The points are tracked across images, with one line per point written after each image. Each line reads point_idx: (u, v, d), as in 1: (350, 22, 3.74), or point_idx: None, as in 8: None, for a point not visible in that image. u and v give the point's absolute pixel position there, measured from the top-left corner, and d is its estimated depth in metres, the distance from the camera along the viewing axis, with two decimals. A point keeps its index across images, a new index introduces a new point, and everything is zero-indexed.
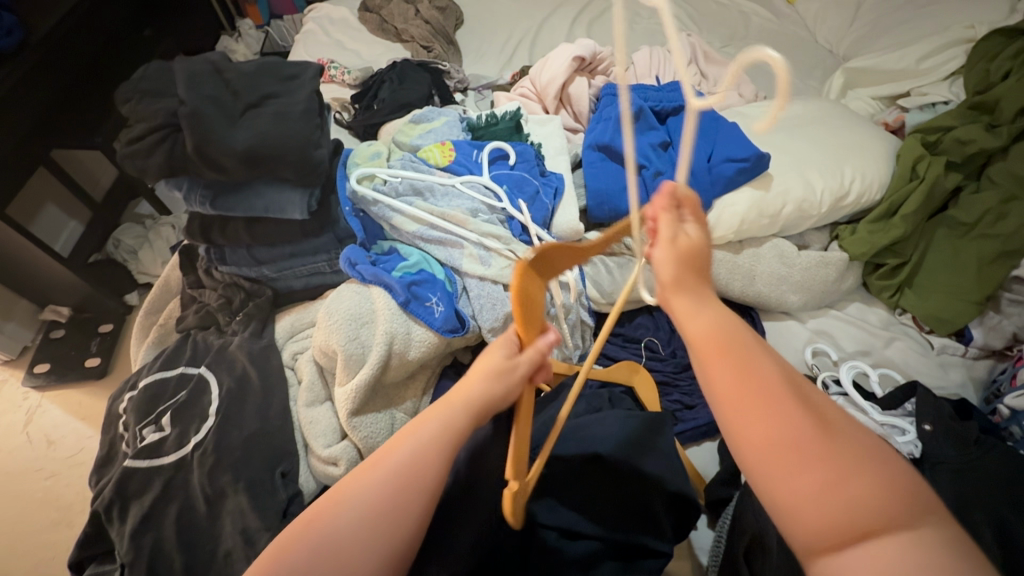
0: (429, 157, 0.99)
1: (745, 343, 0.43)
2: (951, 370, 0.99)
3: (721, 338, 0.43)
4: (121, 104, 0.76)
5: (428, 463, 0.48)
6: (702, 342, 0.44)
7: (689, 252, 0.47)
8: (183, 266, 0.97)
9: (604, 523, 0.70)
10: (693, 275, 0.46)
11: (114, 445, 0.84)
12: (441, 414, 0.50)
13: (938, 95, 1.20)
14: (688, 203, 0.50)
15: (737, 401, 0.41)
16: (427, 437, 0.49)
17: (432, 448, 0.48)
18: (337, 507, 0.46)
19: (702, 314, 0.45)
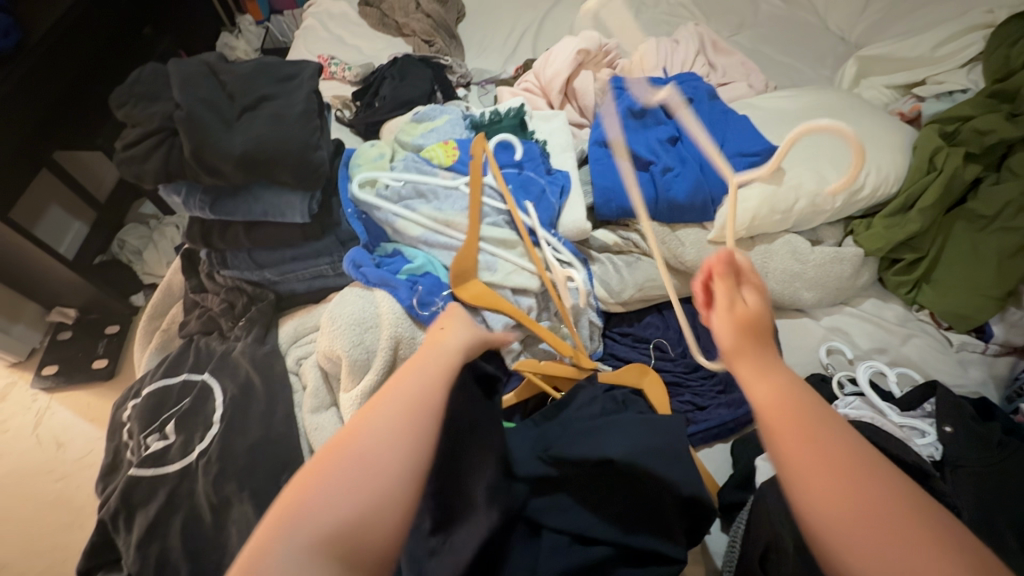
0: (432, 156, 0.96)
1: (814, 412, 0.43)
2: (970, 368, 0.97)
3: (788, 406, 0.43)
4: (116, 109, 0.75)
5: (434, 388, 0.48)
6: (769, 408, 0.44)
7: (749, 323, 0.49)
8: (184, 270, 0.96)
9: (613, 531, 0.69)
10: (755, 342, 0.48)
11: (118, 453, 0.84)
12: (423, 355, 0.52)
13: (956, 83, 1.16)
14: (748, 276, 0.52)
15: (811, 472, 0.39)
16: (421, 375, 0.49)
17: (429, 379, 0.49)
18: (359, 441, 0.42)
19: (767, 382, 0.45)
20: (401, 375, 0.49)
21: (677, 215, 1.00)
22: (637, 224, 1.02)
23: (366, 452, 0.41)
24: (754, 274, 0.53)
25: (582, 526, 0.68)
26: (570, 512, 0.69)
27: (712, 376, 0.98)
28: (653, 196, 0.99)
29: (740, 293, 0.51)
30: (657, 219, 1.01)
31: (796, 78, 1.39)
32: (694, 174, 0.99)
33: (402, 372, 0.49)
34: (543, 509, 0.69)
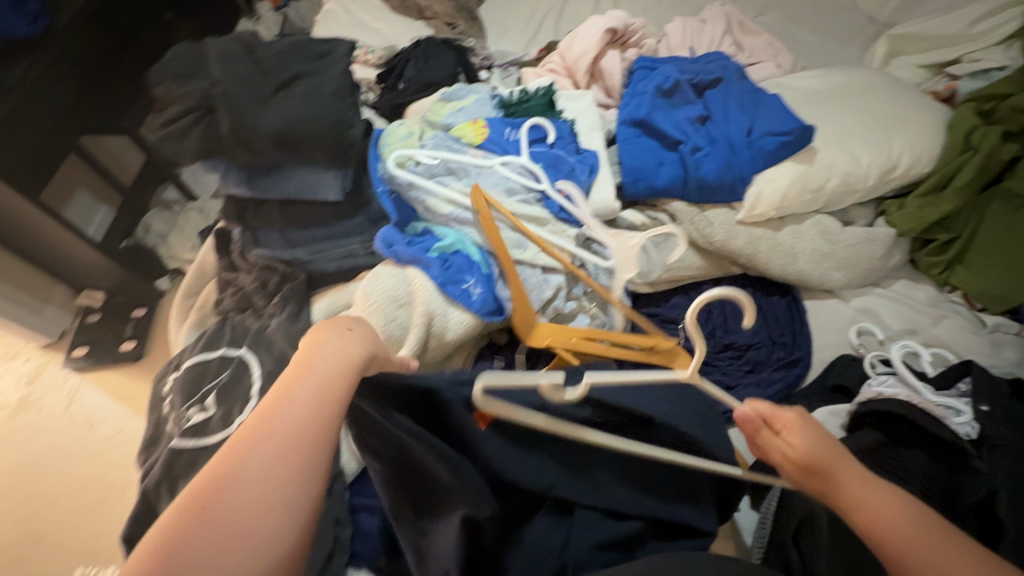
0: (462, 135, 0.97)
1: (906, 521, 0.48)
2: (1004, 349, 0.94)
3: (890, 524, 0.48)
4: (154, 87, 0.76)
5: (308, 424, 0.43)
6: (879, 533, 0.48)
7: (813, 456, 0.54)
8: (217, 249, 0.97)
9: (646, 502, 0.69)
10: (822, 472, 0.53)
11: (159, 425, 0.86)
12: (285, 391, 0.45)
13: (992, 62, 1.13)
14: (773, 420, 0.58)
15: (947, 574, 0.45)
16: (274, 426, 0.43)
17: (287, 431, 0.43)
18: (222, 506, 0.39)
19: (863, 498, 0.50)
20: (256, 429, 0.42)
21: (706, 195, 1.00)
22: (664, 204, 1.03)
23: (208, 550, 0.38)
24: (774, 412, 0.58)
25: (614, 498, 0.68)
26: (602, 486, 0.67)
27: (740, 356, 0.99)
28: (682, 176, 0.99)
29: (779, 441, 0.57)
30: (685, 199, 1.01)
31: (824, 58, 1.36)
32: (724, 153, 0.98)
33: (268, 405, 0.44)
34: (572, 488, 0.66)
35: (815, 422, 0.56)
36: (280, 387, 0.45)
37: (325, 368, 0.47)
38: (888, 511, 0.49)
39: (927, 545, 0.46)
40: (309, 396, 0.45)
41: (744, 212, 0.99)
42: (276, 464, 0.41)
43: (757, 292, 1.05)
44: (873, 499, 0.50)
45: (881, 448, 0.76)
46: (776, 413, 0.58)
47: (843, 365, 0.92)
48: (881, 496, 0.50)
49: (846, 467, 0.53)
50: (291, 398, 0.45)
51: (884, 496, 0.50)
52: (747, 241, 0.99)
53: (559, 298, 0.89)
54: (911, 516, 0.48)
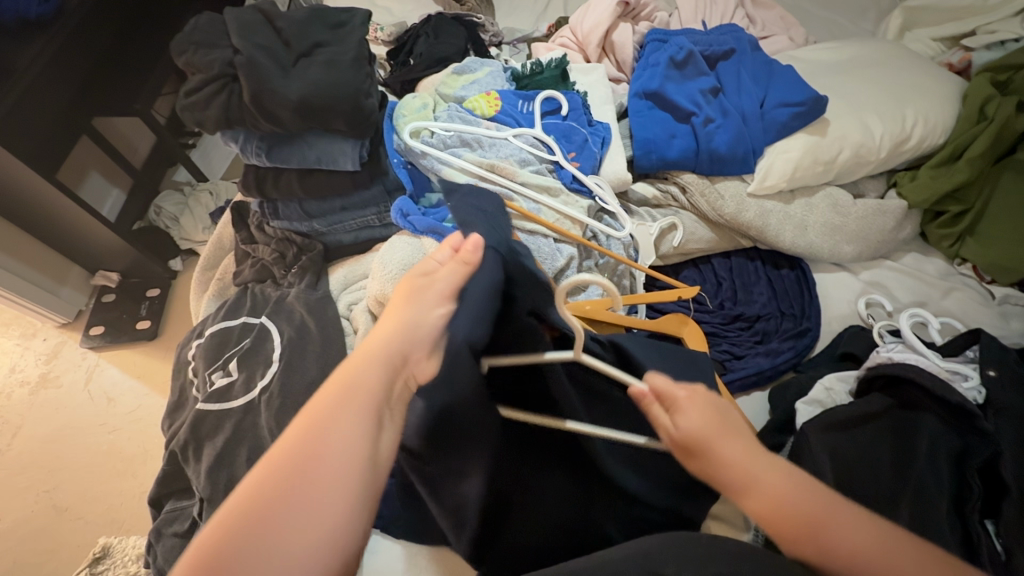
0: (475, 107, 0.98)
1: (797, 497, 0.46)
2: (1012, 320, 0.95)
3: (784, 507, 0.46)
4: (177, 57, 0.78)
5: (355, 429, 0.41)
6: (774, 515, 0.46)
7: (697, 437, 0.50)
8: (234, 222, 0.99)
9: (660, 490, 0.67)
10: (714, 445, 0.50)
11: (183, 391, 0.89)
12: (349, 377, 0.43)
13: (1008, 32, 1.12)
14: (675, 399, 0.53)
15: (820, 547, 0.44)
16: (331, 413, 0.41)
17: (356, 422, 0.41)
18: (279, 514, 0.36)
19: (755, 474, 0.48)
20: (321, 425, 0.40)
21: (717, 167, 1.00)
22: (676, 176, 1.03)
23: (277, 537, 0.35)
24: (671, 390, 0.53)
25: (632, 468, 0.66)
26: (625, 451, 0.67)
27: (749, 327, 1.00)
28: (694, 148, 1.00)
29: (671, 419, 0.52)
30: (696, 171, 1.02)
31: (837, 32, 1.35)
32: (737, 125, 0.99)
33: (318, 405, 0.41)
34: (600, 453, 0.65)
35: (698, 395, 0.53)
36: (339, 373, 0.44)
37: (388, 350, 0.46)
38: (786, 489, 0.46)
39: (828, 518, 0.45)
40: (374, 379, 0.44)
41: (755, 184, 0.99)
42: (347, 458, 0.39)
43: (766, 265, 1.06)
44: (762, 476, 0.47)
45: (890, 410, 0.78)
46: (669, 390, 0.53)
47: (853, 334, 0.93)
48: (768, 468, 0.48)
49: (730, 447, 0.49)
50: (354, 383, 0.43)
51: (772, 471, 0.48)
52: (757, 212, 0.99)
53: (572, 268, 0.90)
54: (801, 486, 0.47)
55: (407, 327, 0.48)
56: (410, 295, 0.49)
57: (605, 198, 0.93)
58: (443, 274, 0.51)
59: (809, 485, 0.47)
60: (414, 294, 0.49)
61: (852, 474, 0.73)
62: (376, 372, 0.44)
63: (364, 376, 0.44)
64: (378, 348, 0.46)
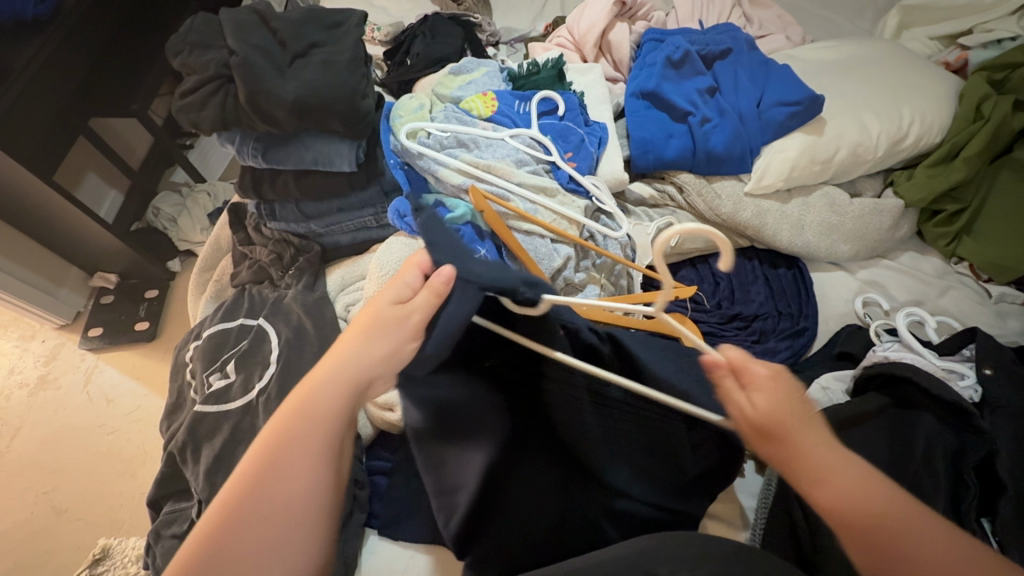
0: (472, 107, 0.98)
1: (872, 494, 0.47)
2: (1009, 319, 0.95)
3: (857, 501, 0.46)
4: (173, 59, 0.78)
5: (325, 421, 0.48)
6: (845, 508, 0.47)
7: (777, 420, 0.50)
8: (232, 224, 0.99)
9: (661, 497, 0.66)
10: (792, 430, 0.49)
11: (181, 392, 0.89)
12: (309, 399, 0.49)
13: (1004, 31, 1.12)
14: (755, 382, 0.52)
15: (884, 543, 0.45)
16: (292, 435, 0.47)
17: (311, 445, 0.47)
18: (268, 495, 0.45)
19: (830, 464, 0.48)
20: (281, 444, 0.47)
21: (714, 167, 1.01)
22: (673, 176, 1.04)
23: (267, 511, 0.45)
24: (751, 372, 0.52)
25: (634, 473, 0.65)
26: (628, 453, 0.65)
27: (746, 327, 1.00)
28: (691, 148, 1.00)
29: (748, 398, 0.52)
30: (693, 171, 1.02)
31: (834, 31, 1.35)
32: (734, 124, 0.99)
33: (295, 403, 0.48)
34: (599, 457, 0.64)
35: (781, 377, 0.52)
36: (301, 393, 0.49)
37: (353, 356, 0.51)
38: (868, 490, 0.47)
39: (907, 524, 0.45)
40: (334, 408, 0.49)
41: (751, 184, 0.99)
42: (300, 480, 0.46)
43: (763, 264, 1.06)
44: (846, 473, 0.48)
45: (887, 409, 0.77)
46: (750, 369, 0.52)
47: (850, 334, 0.93)
48: (845, 463, 0.48)
49: (812, 438, 0.49)
50: (314, 408, 0.48)
51: (847, 466, 0.48)
52: (754, 212, 0.99)
53: (569, 268, 0.90)
54: (874, 482, 0.47)
55: (371, 354, 0.51)
56: (375, 320, 0.52)
57: (602, 198, 0.93)
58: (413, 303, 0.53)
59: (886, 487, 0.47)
60: (381, 318, 0.52)
61: None
62: (333, 399, 0.49)
63: (320, 402, 0.49)
64: (342, 374, 0.50)
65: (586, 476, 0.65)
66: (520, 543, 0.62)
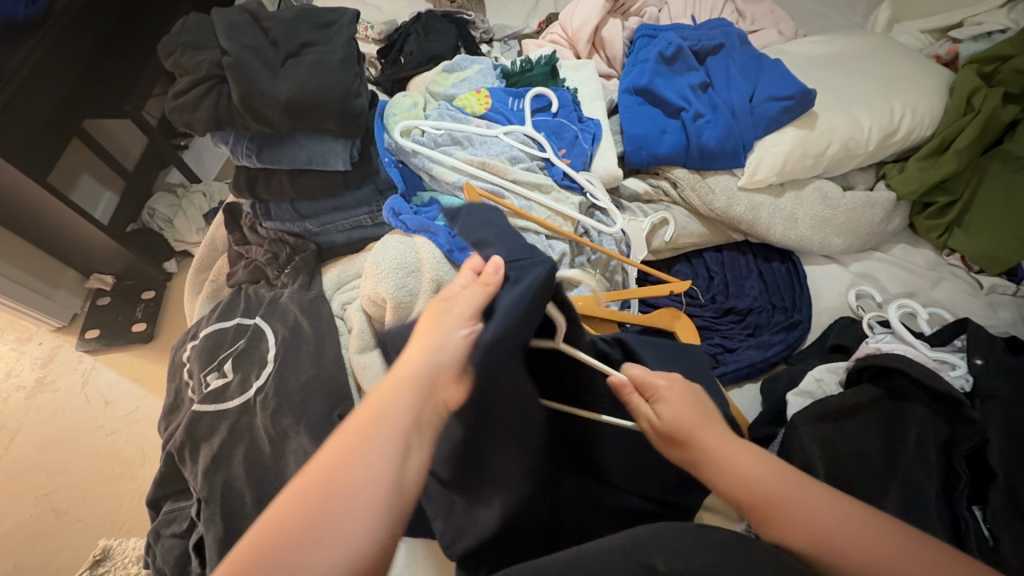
0: (465, 105, 0.99)
1: (776, 481, 0.51)
2: (1000, 310, 0.96)
3: (761, 490, 0.51)
4: (165, 59, 0.78)
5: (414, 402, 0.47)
6: (748, 494, 0.51)
7: (680, 426, 0.56)
8: (227, 224, 0.99)
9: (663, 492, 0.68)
10: (688, 433, 0.56)
11: (179, 393, 0.89)
12: (381, 404, 0.46)
13: (994, 24, 1.12)
14: (659, 394, 0.59)
15: (793, 523, 0.49)
16: (361, 440, 0.44)
17: (382, 446, 0.43)
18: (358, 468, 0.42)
19: (732, 455, 0.54)
20: (352, 448, 0.43)
21: (707, 162, 1.01)
22: (667, 171, 1.04)
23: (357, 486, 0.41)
24: (651, 384, 0.60)
25: (634, 468, 0.67)
26: (634, 449, 0.67)
27: (741, 320, 1.00)
28: (684, 143, 1.00)
29: (652, 411, 0.59)
30: (687, 166, 1.02)
31: (827, 25, 1.36)
32: (726, 120, 0.99)
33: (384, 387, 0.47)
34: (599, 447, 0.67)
35: (681, 387, 0.60)
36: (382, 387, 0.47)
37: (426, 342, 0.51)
38: (759, 474, 0.52)
39: (807, 502, 0.49)
40: (406, 408, 0.46)
41: (745, 178, 1.00)
42: (372, 484, 0.41)
43: (757, 259, 1.07)
44: (745, 461, 0.53)
45: (878, 400, 0.78)
46: (650, 382, 0.60)
47: (842, 326, 0.94)
48: (740, 453, 0.54)
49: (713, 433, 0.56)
50: (386, 410, 0.46)
51: (745, 457, 0.53)
52: (747, 206, 1.00)
53: (564, 264, 0.90)
54: (768, 467, 0.53)
55: (436, 351, 0.50)
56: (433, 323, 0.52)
57: (598, 194, 0.94)
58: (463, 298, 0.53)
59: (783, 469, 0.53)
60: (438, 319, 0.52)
61: (842, 464, 0.74)
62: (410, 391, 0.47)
63: (390, 403, 0.46)
64: (409, 375, 0.48)
65: (585, 466, 0.68)
66: (536, 548, 0.63)
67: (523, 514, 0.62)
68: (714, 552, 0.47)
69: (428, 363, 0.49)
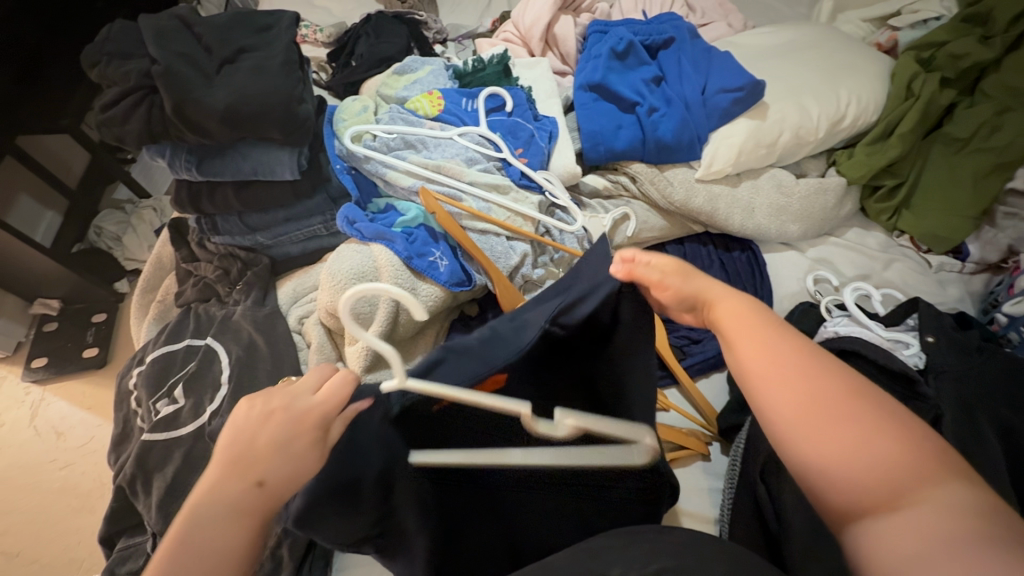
0: (417, 107, 0.97)
1: (758, 331, 0.48)
2: (949, 286, 1.01)
3: (745, 321, 0.49)
4: (89, 70, 0.73)
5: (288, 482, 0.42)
6: (733, 325, 0.50)
7: (694, 287, 0.52)
8: (174, 241, 0.95)
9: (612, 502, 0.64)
10: (699, 281, 0.53)
11: (127, 422, 0.85)
12: (218, 489, 0.40)
13: (930, 12, 1.17)
14: (660, 261, 0.53)
15: (759, 369, 0.46)
16: (199, 533, 0.39)
17: (225, 536, 0.40)
18: (211, 535, 0.40)
19: (723, 301, 0.51)
20: (199, 533, 0.39)
21: (664, 156, 1.02)
22: (625, 166, 1.04)
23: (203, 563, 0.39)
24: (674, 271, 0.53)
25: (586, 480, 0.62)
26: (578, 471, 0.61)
27: None
28: (640, 137, 1.00)
29: (647, 265, 0.53)
30: (645, 160, 1.03)
31: (775, 17, 1.38)
32: (681, 113, 1.00)
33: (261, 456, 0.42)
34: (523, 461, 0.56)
35: (690, 272, 0.53)
36: (258, 457, 0.42)
37: (297, 418, 0.44)
38: (734, 326, 0.50)
39: (773, 360, 0.46)
40: (246, 509, 0.41)
41: (702, 170, 1.01)
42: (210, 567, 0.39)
43: (718, 249, 1.07)
44: (728, 306, 0.51)
45: None
46: (645, 261, 0.53)
47: (803, 311, 0.95)
48: (731, 304, 0.51)
49: (727, 299, 0.51)
50: (220, 510, 0.40)
51: (733, 303, 0.51)
52: (706, 198, 1.01)
53: (526, 265, 0.89)
54: (750, 315, 0.50)
55: (286, 443, 0.43)
56: (284, 407, 0.44)
57: (557, 194, 0.93)
58: (323, 397, 0.45)
59: (801, 344, 0.47)
60: (292, 409, 0.44)
61: None
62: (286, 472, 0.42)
63: (221, 489, 0.41)
64: (250, 457, 0.42)
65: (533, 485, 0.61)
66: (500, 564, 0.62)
67: (467, 533, 0.60)
68: (679, 555, 0.45)
69: (282, 455, 0.42)
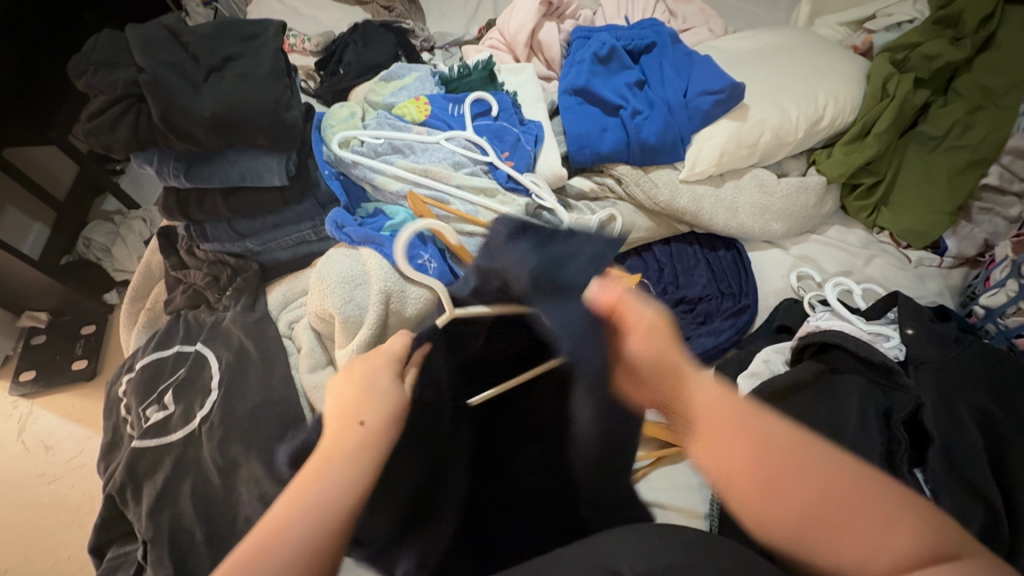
0: (404, 113, 0.98)
1: (737, 421, 0.43)
2: (929, 281, 1.03)
3: (724, 410, 0.44)
4: (76, 80, 0.74)
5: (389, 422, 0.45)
6: (709, 414, 0.44)
7: (659, 359, 0.48)
8: (162, 248, 0.95)
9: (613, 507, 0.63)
10: (668, 351, 0.48)
11: (117, 430, 0.84)
12: (335, 435, 0.43)
13: (903, 15, 1.20)
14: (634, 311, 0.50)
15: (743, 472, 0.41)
16: (330, 465, 0.40)
17: (355, 465, 0.41)
18: (341, 465, 0.41)
19: (697, 387, 0.46)
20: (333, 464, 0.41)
21: (649, 157, 1.04)
22: (610, 168, 1.06)
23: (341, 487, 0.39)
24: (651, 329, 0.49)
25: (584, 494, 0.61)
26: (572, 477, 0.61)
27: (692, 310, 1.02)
28: (624, 140, 1.02)
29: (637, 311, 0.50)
30: (629, 162, 1.05)
31: (755, 22, 1.42)
32: (663, 115, 1.02)
33: (359, 403, 0.45)
34: (525, 458, 0.62)
35: (662, 326, 0.49)
36: (358, 399, 0.45)
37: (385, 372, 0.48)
38: (710, 415, 0.44)
39: (758, 459, 0.41)
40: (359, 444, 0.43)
41: (685, 171, 1.03)
42: (344, 490, 0.39)
43: (704, 248, 1.09)
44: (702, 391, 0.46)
45: (823, 374, 0.82)
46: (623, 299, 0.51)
47: (787, 307, 0.97)
48: (702, 384, 0.46)
49: (698, 385, 0.46)
50: (340, 447, 0.42)
51: (703, 385, 0.46)
52: (690, 198, 1.03)
53: None
54: (724, 403, 0.45)
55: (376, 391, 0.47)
56: (363, 371, 0.48)
57: (546, 195, 0.93)
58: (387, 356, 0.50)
59: (783, 437, 0.42)
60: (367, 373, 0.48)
61: None
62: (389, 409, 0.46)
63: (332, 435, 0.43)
64: (348, 407, 0.45)
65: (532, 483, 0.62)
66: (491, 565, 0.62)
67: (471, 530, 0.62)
68: (669, 548, 0.46)
69: (379, 399, 0.46)
